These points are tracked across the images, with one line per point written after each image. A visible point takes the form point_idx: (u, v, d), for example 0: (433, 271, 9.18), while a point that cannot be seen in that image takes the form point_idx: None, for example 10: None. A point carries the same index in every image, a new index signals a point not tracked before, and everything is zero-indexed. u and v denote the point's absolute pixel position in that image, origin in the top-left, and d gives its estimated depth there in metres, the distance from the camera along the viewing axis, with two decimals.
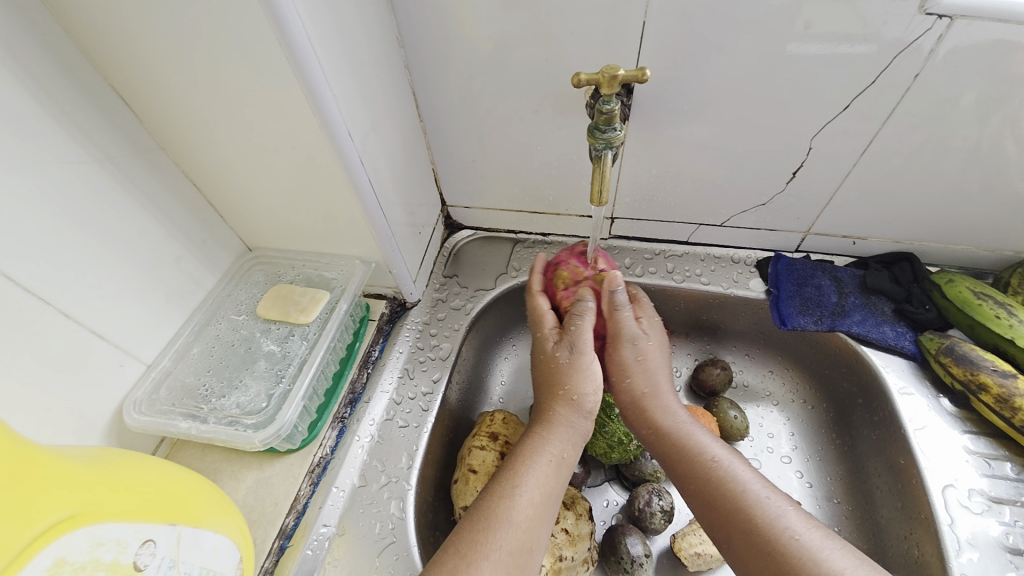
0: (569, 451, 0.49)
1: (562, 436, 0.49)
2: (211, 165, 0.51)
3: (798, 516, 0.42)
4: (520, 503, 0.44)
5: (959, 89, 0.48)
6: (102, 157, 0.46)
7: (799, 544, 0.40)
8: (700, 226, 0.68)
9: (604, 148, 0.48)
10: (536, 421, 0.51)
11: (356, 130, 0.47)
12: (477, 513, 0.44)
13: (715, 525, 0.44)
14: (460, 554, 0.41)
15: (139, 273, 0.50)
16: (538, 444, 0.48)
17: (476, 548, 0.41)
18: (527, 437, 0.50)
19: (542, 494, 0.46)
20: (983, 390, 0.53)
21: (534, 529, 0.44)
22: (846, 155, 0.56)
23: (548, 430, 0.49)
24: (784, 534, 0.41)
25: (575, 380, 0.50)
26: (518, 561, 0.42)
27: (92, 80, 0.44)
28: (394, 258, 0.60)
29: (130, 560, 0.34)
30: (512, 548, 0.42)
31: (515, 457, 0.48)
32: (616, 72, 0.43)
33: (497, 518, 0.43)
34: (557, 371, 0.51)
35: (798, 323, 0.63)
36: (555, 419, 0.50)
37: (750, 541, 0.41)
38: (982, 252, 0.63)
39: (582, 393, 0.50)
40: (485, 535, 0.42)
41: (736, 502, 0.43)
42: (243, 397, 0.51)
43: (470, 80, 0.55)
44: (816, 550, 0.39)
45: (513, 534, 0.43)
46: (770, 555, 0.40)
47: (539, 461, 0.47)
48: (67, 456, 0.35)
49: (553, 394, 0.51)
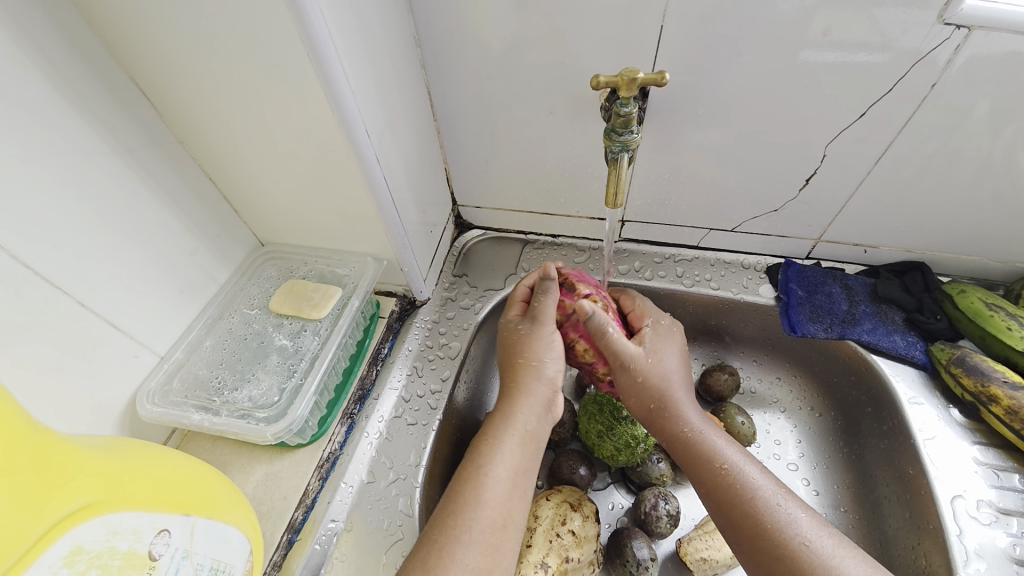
0: (535, 424, 0.49)
1: (527, 411, 0.49)
2: (228, 159, 0.52)
3: (811, 521, 0.42)
4: (489, 482, 0.44)
5: (975, 100, 0.48)
6: (121, 149, 0.46)
7: (811, 550, 0.40)
8: (711, 231, 0.68)
9: (621, 150, 0.48)
10: (502, 398, 0.51)
11: (373, 128, 0.48)
12: (449, 498, 0.44)
13: (724, 527, 0.45)
14: (433, 540, 0.41)
15: (154, 264, 0.50)
16: (503, 422, 0.48)
17: (448, 532, 0.41)
18: (493, 416, 0.49)
19: (509, 471, 0.46)
20: (994, 401, 0.53)
21: (505, 507, 0.44)
22: (860, 163, 0.56)
23: (513, 405, 0.49)
24: (796, 539, 0.41)
25: (534, 351, 0.51)
26: (491, 541, 0.42)
27: (114, 73, 0.45)
28: (405, 256, 0.60)
29: (145, 549, 0.34)
30: (484, 527, 0.42)
31: (482, 437, 0.48)
32: (636, 75, 0.43)
33: (466, 500, 0.43)
34: (518, 342, 0.53)
35: (808, 330, 0.63)
36: (519, 395, 0.50)
37: (759, 547, 0.42)
38: (993, 263, 0.63)
39: (540, 360, 0.51)
40: (455, 518, 0.42)
41: (752, 504, 0.44)
42: (255, 391, 0.52)
43: (485, 80, 0.56)
44: (827, 556, 0.40)
45: (484, 513, 0.43)
46: (779, 560, 0.41)
47: (504, 437, 0.47)
48: (84, 444, 0.36)
49: (515, 369, 0.52)
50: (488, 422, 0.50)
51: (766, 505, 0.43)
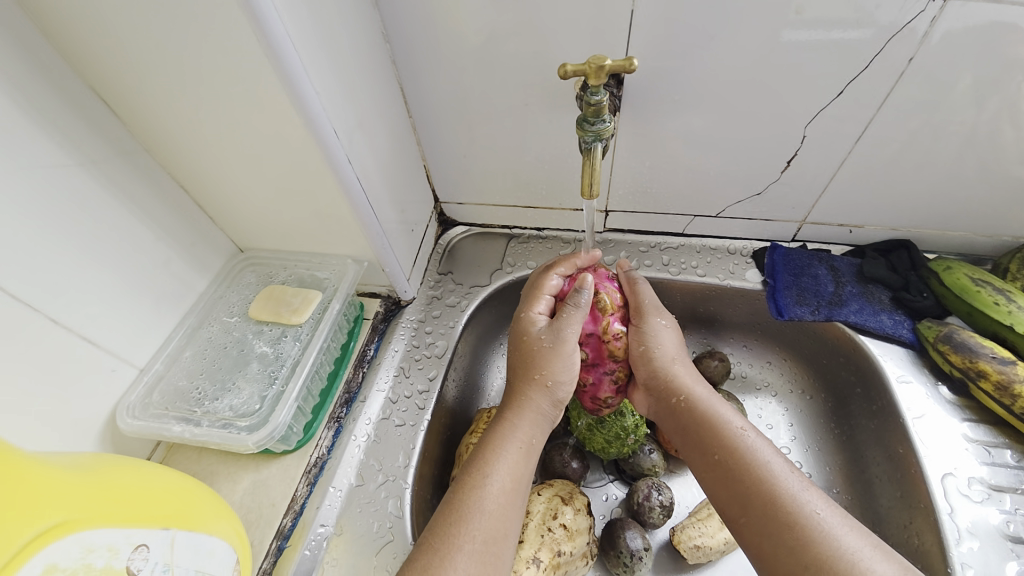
0: (536, 437, 0.49)
1: (531, 422, 0.49)
2: (197, 165, 0.51)
3: (816, 493, 0.42)
4: (492, 492, 0.44)
5: (956, 73, 0.47)
6: (85, 161, 0.45)
7: (818, 520, 0.40)
8: (696, 217, 0.67)
9: (593, 140, 0.47)
10: (506, 407, 0.51)
11: (342, 127, 0.47)
12: (449, 505, 0.44)
13: (727, 504, 0.44)
14: (434, 549, 0.41)
15: (128, 276, 0.50)
16: (509, 431, 0.48)
17: (451, 542, 0.41)
18: (495, 425, 0.49)
19: (512, 482, 0.45)
20: (982, 377, 0.53)
21: (505, 519, 0.44)
22: (841, 142, 0.55)
23: (519, 417, 0.49)
24: (804, 509, 0.41)
25: (551, 364, 0.50)
26: (491, 551, 0.42)
27: (73, 82, 0.43)
28: (386, 257, 0.59)
29: (123, 565, 0.33)
30: (486, 538, 0.42)
31: (484, 446, 0.47)
32: (604, 62, 0.42)
33: (470, 510, 0.43)
34: (539, 353, 0.51)
35: (795, 313, 0.63)
36: (525, 404, 0.50)
37: (764, 521, 0.41)
38: (981, 237, 0.62)
39: (555, 380, 0.50)
40: (459, 527, 0.42)
41: (758, 475, 0.43)
42: (237, 399, 0.51)
43: (458, 73, 0.55)
44: (832, 527, 0.40)
45: (486, 524, 0.42)
46: (784, 533, 0.40)
47: (509, 448, 0.47)
48: (57, 463, 0.35)
49: (526, 377, 0.51)
50: (490, 431, 0.50)
51: (770, 477, 0.43)
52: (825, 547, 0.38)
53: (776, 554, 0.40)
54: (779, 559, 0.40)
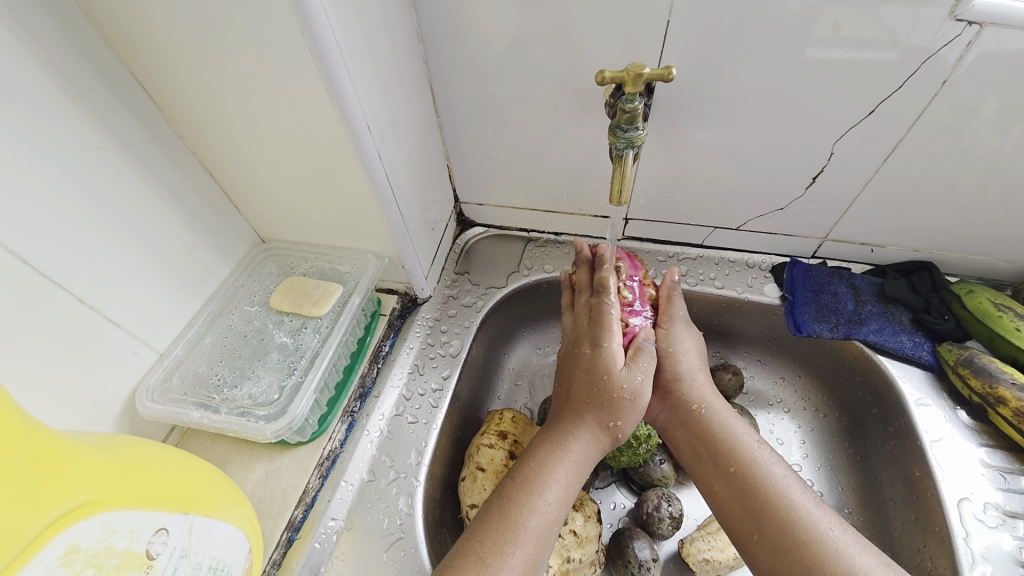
0: (588, 464, 0.48)
1: (588, 449, 0.48)
2: (228, 154, 0.51)
3: (828, 510, 0.42)
4: (545, 516, 0.44)
5: (981, 98, 0.47)
6: (121, 144, 0.46)
7: (832, 537, 0.40)
8: (716, 229, 0.67)
9: (625, 147, 0.47)
10: (565, 427, 0.49)
11: (375, 123, 0.47)
12: (500, 518, 0.43)
13: (739, 519, 0.44)
14: (483, 561, 0.41)
15: (153, 260, 0.50)
16: (565, 455, 0.47)
17: (501, 556, 0.41)
18: (552, 444, 0.48)
19: (563, 505, 0.45)
20: (1001, 403, 0.52)
21: (550, 539, 0.44)
22: (866, 161, 0.55)
23: (580, 445, 0.48)
24: (818, 525, 0.41)
25: (625, 416, 0.48)
26: (535, 568, 0.42)
27: (113, 67, 0.44)
28: (407, 254, 0.59)
29: (142, 548, 0.34)
30: (533, 558, 0.42)
31: (537, 464, 0.47)
32: (642, 70, 0.42)
33: (519, 530, 0.42)
34: (621, 398, 0.48)
35: (814, 330, 0.62)
36: (589, 433, 0.48)
37: (780, 538, 0.41)
38: (1002, 262, 0.62)
39: (624, 430, 0.49)
40: (503, 537, 0.42)
41: (772, 491, 0.43)
42: (255, 388, 0.51)
43: (487, 75, 0.55)
44: (846, 543, 0.40)
45: (535, 545, 0.42)
46: (800, 549, 0.40)
47: (563, 473, 0.46)
48: (83, 442, 0.35)
49: (597, 407, 0.49)
50: (540, 449, 0.48)
51: (786, 492, 0.43)
52: (842, 561, 0.38)
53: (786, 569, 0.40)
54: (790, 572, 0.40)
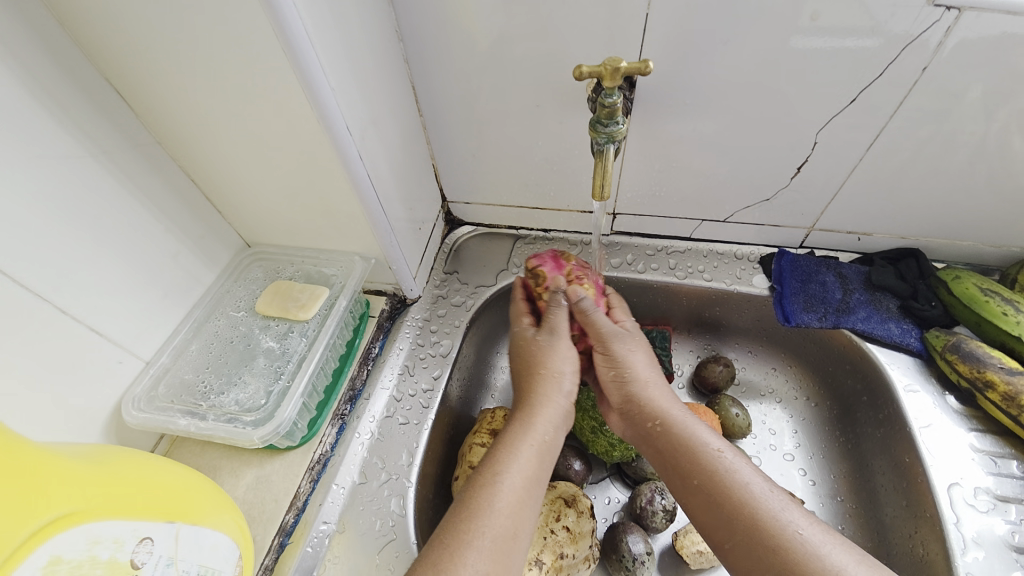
0: (551, 435, 0.49)
1: (545, 419, 0.50)
2: (209, 159, 0.51)
3: (799, 511, 0.41)
4: (505, 491, 0.44)
5: (966, 84, 0.47)
6: (98, 152, 0.45)
7: (801, 540, 0.39)
8: (704, 222, 0.67)
9: (607, 142, 0.47)
10: (520, 410, 0.51)
11: (355, 124, 0.47)
12: (462, 504, 0.43)
13: (710, 527, 0.43)
14: (445, 544, 0.40)
15: (137, 268, 0.50)
16: (520, 431, 0.48)
17: (461, 539, 0.40)
18: (510, 427, 0.49)
19: (528, 484, 0.45)
20: (990, 387, 0.53)
21: (520, 514, 0.43)
22: (851, 150, 0.55)
23: (533, 416, 0.50)
24: (787, 529, 0.39)
25: (552, 359, 0.53)
26: (505, 551, 0.41)
27: (88, 73, 0.44)
28: (393, 255, 0.59)
29: (127, 558, 0.33)
30: (500, 534, 0.41)
31: (498, 446, 0.47)
32: (619, 65, 0.42)
33: (482, 507, 0.42)
34: (538, 352, 0.54)
35: (802, 319, 0.62)
36: (539, 401, 0.51)
37: (751, 544, 0.40)
38: (988, 247, 0.62)
39: (560, 370, 0.53)
40: (468, 524, 0.41)
41: (740, 497, 0.42)
42: (242, 394, 0.51)
43: (469, 73, 0.55)
44: (817, 546, 0.38)
45: (501, 521, 0.42)
46: (772, 556, 0.39)
47: (521, 447, 0.47)
48: (64, 453, 0.35)
49: (531, 375, 0.53)
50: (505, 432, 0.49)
51: (755, 496, 0.42)
52: (813, 564, 0.37)
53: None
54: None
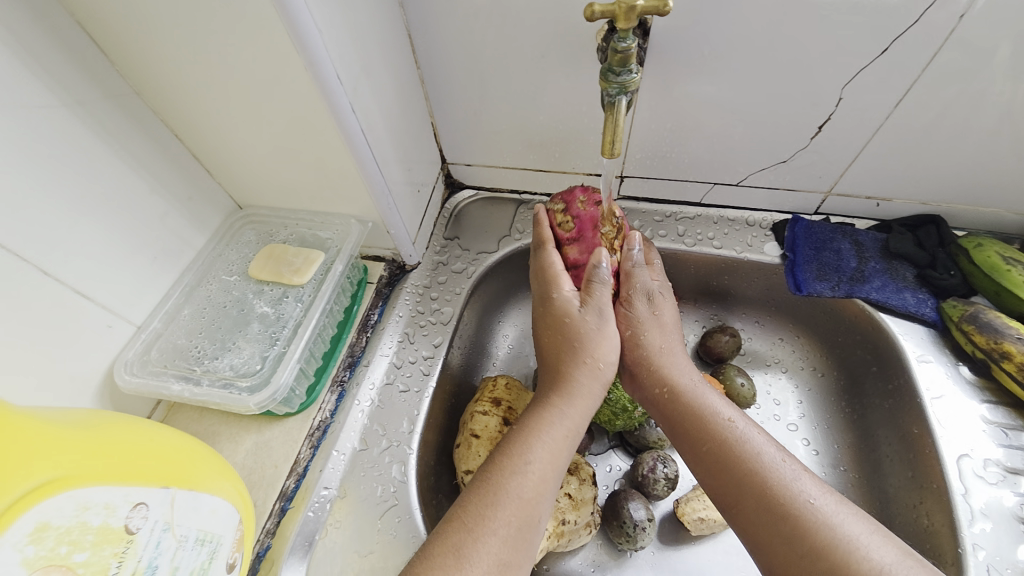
0: (580, 422, 0.47)
1: (579, 407, 0.47)
2: (192, 112, 0.48)
3: (811, 479, 0.40)
4: (531, 478, 0.42)
5: (998, 38, 0.44)
6: (72, 103, 0.42)
7: (812, 508, 0.38)
8: (715, 186, 0.64)
9: (618, 93, 0.44)
10: (550, 390, 0.48)
11: (347, 74, 0.43)
12: (480, 486, 0.42)
13: (721, 495, 0.42)
14: (465, 527, 0.39)
15: (122, 230, 0.47)
16: (548, 417, 0.46)
17: (481, 524, 0.39)
18: (536, 409, 0.47)
19: (552, 469, 0.44)
20: (1006, 357, 0.51)
21: (541, 504, 0.42)
22: (875, 109, 0.51)
23: (565, 402, 0.47)
24: (797, 497, 0.39)
25: (600, 350, 0.49)
26: (524, 536, 0.40)
27: (54, 14, 0.40)
28: (391, 218, 0.57)
29: (120, 523, 0.33)
30: (519, 523, 0.40)
31: (524, 429, 0.45)
32: (635, 2, 0.38)
33: (499, 493, 0.41)
34: (585, 337, 0.49)
35: (815, 288, 0.61)
36: (574, 388, 0.47)
37: (759, 511, 0.39)
38: (1011, 214, 0.59)
39: (605, 361, 0.49)
40: (484, 506, 0.40)
41: (749, 465, 0.41)
42: (237, 359, 0.50)
43: (468, 21, 0.51)
44: (829, 514, 0.38)
45: (522, 509, 0.41)
46: (781, 523, 0.38)
47: (548, 436, 0.45)
48: (51, 418, 0.34)
49: (575, 361, 0.48)
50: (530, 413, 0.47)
51: (763, 463, 0.41)
52: (825, 532, 0.37)
53: (772, 542, 0.38)
54: (775, 548, 0.38)
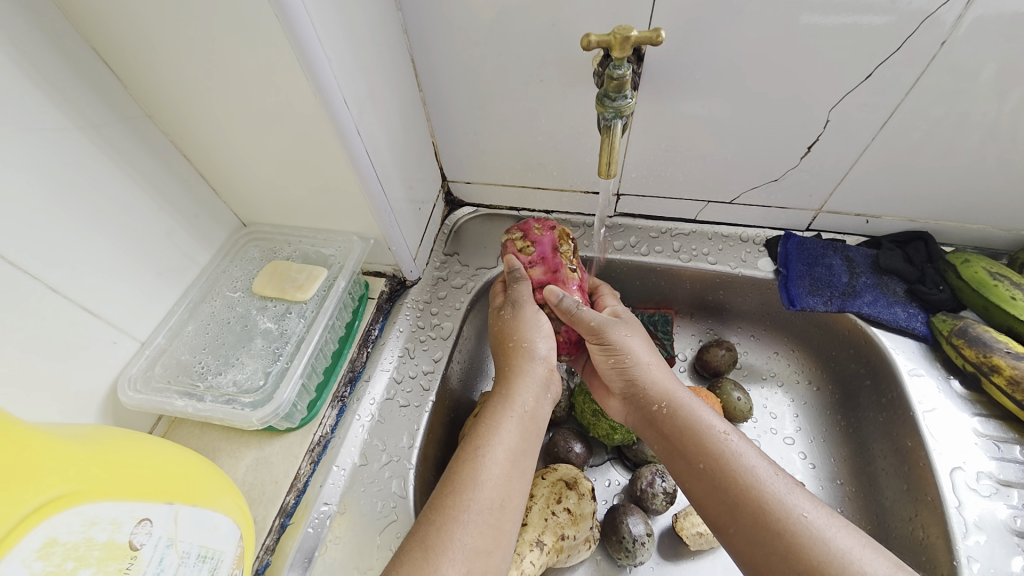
0: (535, 405, 0.49)
1: (525, 390, 0.50)
2: (202, 135, 0.49)
3: (803, 495, 0.41)
4: (488, 462, 0.44)
5: (979, 63, 0.45)
6: (86, 126, 0.43)
7: (805, 524, 0.39)
8: (709, 203, 0.66)
9: (614, 117, 0.45)
10: (500, 383, 0.51)
11: (352, 98, 0.45)
12: (448, 481, 0.43)
13: (714, 511, 0.43)
14: (432, 520, 0.41)
15: (129, 248, 0.48)
16: (499, 404, 0.48)
17: (449, 514, 0.41)
18: (492, 400, 0.50)
19: (513, 453, 0.45)
20: (995, 371, 0.52)
21: (512, 483, 0.44)
22: (862, 130, 0.53)
23: (510, 387, 0.50)
24: (791, 513, 0.39)
25: (522, 331, 0.52)
26: (495, 526, 0.42)
27: (71, 41, 0.41)
28: (393, 235, 0.58)
29: (125, 539, 0.33)
30: (488, 507, 0.42)
31: (480, 419, 0.48)
32: (629, 33, 0.40)
33: (467, 482, 0.42)
34: (507, 325, 0.54)
35: (807, 303, 0.62)
36: (517, 374, 0.51)
37: (755, 528, 0.40)
38: (997, 231, 0.61)
39: (531, 340, 0.52)
40: (454, 499, 0.41)
41: (744, 482, 0.41)
42: (240, 374, 0.50)
43: (470, 46, 0.53)
44: (821, 530, 0.38)
45: (488, 492, 0.42)
46: (775, 540, 0.39)
47: (503, 420, 0.47)
48: (60, 434, 0.35)
49: (505, 350, 0.53)
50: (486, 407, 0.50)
51: (758, 480, 0.41)
52: (818, 549, 0.37)
53: (766, 560, 0.39)
54: (773, 564, 0.38)
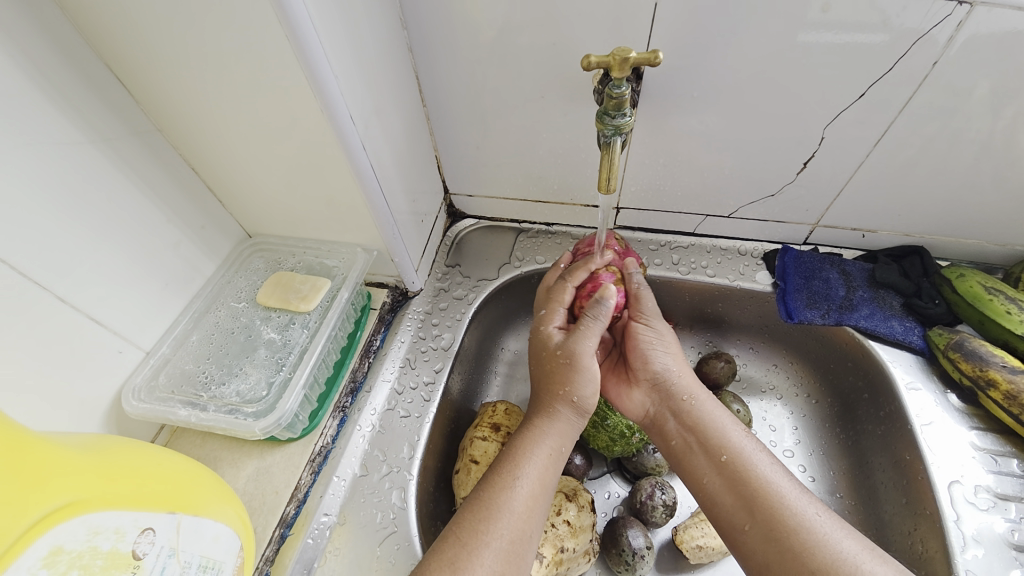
0: (566, 443, 0.49)
1: (561, 429, 0.49)
2: (211, 148, 0.50)
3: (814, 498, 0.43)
4: (521, 493, 0.44)
5: (970, 81, 0.47)
6: (98, 139, 0.44)
7: (819, 523, 0.40)
8: (708, 217, 0.67)
9: (613, 134, 0.46)
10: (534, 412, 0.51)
11: (359, 114, 0.46)
12: (477, 502, 0.44)
13: (731, 510, 0.44)
14: (460, 543, 0.41)
15: (137, 258, 0.49)
16: (537, 436, 0.48)
17: (479, 537, 0.41)
18: (525, 429, 0.50)
19: (541, 485, 0.46)
20: (992, 385, 0.53)
21: (534, 519, 0.44)
22: (858, 146, 0.54)
23: (547, 423, 0.49)
24: (805, 513, 0.41)
25: (574, 381, 0.49)
26: (518, 550, 0.42)
27: (86, 57, 0.43)
28: (395, 247, 0.59)
29: (129, 549, 0.33)
30: (513, 537, 0.42)
31: (513, 447, 0.48)
32: (628, 54, 0.41)
33: (498, 508, 0.43)
34: (560, 369, 0.50)
35: (805, 316, 0.62)
36: (555, 414, 0.50)
37: (771, 526, 0.41)
38: (993, 246, 0.62)
39: (581, 396, 0.49)
40: (486, 524, 0.42)
41: (762, 479, 0.43)
42: (243, 385, 0.51)
43: (474, 64, 0.54)
44: (834, 530, 0.40)
45: (515, 523, 0.43)
46: (790, 537, 0.40)
47: (537, 453, 0.47)
48: (66, 443, 0.35)
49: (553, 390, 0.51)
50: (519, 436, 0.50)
51: (774, 480, 0.43)
52: (831, 547, 0.39)
53: (780, 560, 0.40)
54: (782, 564, 0.40)
